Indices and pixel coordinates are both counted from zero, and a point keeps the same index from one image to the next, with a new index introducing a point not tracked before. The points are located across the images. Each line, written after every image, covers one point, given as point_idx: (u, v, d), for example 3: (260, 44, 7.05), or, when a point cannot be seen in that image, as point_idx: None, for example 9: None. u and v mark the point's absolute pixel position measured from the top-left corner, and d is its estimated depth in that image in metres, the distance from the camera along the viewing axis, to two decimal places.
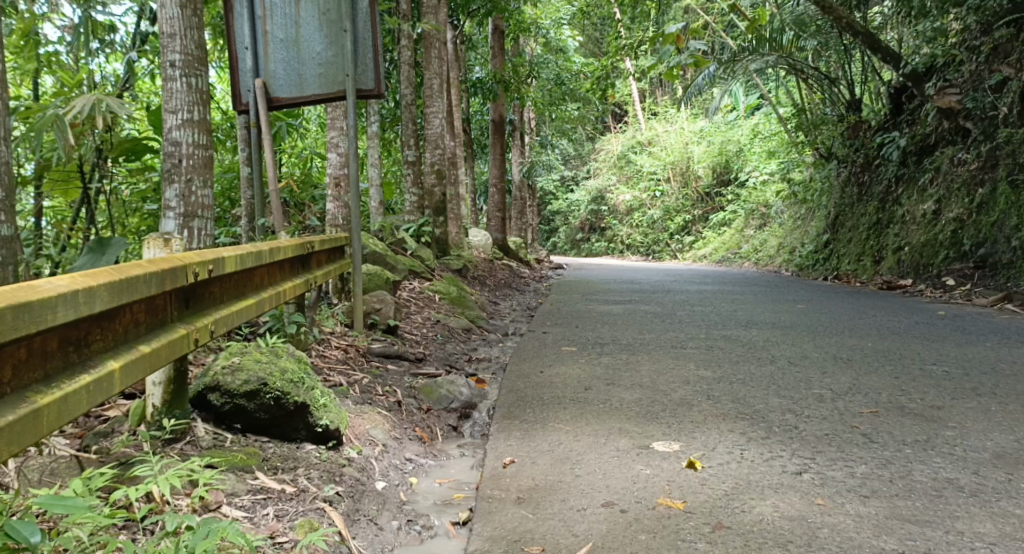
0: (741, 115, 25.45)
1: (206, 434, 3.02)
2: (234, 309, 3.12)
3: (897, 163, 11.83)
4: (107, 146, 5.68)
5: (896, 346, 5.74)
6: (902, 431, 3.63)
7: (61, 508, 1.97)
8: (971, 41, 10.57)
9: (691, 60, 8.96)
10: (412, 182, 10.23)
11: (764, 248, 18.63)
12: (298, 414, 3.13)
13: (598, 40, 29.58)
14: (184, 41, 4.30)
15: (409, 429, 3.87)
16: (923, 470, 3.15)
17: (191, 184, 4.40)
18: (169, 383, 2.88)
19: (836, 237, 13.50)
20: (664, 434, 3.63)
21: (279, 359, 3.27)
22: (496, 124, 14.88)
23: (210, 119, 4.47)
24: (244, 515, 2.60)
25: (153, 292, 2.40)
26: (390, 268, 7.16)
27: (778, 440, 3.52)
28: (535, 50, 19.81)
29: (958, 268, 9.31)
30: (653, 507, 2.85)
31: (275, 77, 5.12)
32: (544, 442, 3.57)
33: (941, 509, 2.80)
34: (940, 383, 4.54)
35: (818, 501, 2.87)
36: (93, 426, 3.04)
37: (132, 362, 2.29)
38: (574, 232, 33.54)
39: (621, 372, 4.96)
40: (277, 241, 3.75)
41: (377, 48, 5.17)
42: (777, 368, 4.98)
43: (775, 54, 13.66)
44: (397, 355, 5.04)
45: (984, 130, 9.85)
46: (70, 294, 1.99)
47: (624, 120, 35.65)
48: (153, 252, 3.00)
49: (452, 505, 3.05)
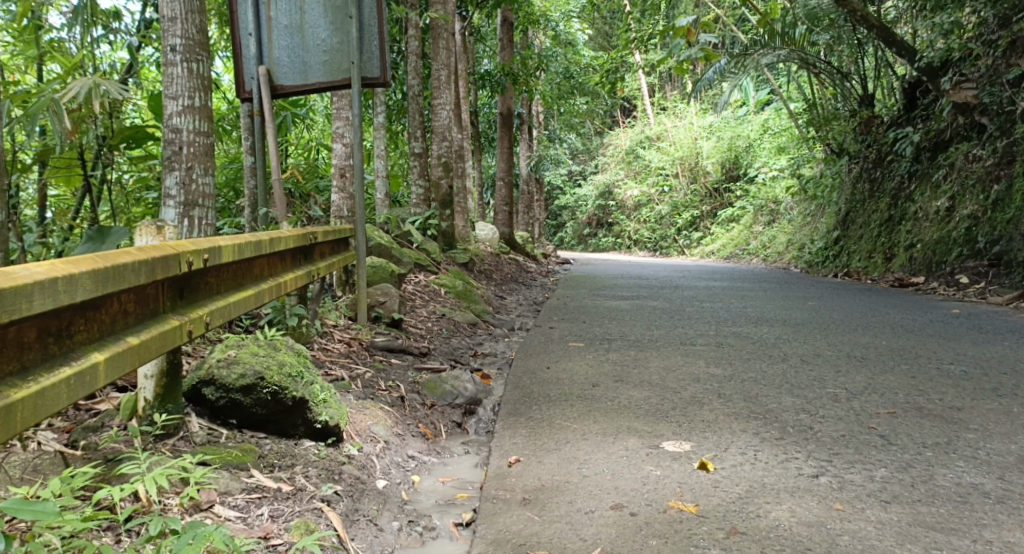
0: (752, 111, 25.28)
1: (201, 429, 2.92)
2: (231, 301, 3.01)
3: (911, 158, 11.67)
4: (109, 135, 5.59)
5: (911, 344, 5.61)
6: (921, 433, 3.51)
7: (29, 513, 1.87)
8: (987, 36, 10.40)
9: (702, 54, 8.81)
10: (418, 174, 10.03)
11: (773, 244, 18.45)
12: (296, 409, 3.02)
13: (608, 35, 29.45)
14: (185, 26, 4.20)
15: (412, 425, 3.76)
16: (946, 475, 3.03)
17: (192, 172, 4.29)
18: (162, 376, 2.78)
19: (846, 234, 13.34)
20: (675, 433, 3.52)
21: (278, 352, 3.17)
22: (504, 117, 14.81)
23: (212, 105, 4.36)
24: (236, 515, 2.49)
25: (142, 280, 2.29)
26: (395, 260, 7.05)
27: (793, 441, 3.40)
28: (544, 43, 19.67)
29: (972, 265, 9.15)
30: (664, 510, 2.74)
31: (279, 65, 5.02)
32: (551, 440, 3.46)
33: (966, 517, 2.68)
34: (958, 384, 4.41)
35: (836, 506, 2.76)
36: (83, 420, 2.93)
37: (118, 354, 2.19)
38: (581, 227, 33.39)
39: (629, 369, 4.84)
40: (278, 231, 3.63)
41: (383, 35, 5.07)
42: (789, 367, 4.85)
43: (787, 48, 13.44)
44: (401, 349, 4.94)
45: (1001, 125, 9.73)
46: (49, 282, 1.89)
47: (632, 115, 35.52)
48: (145, 240, 2.87)
49: (455, 505, 2.95)
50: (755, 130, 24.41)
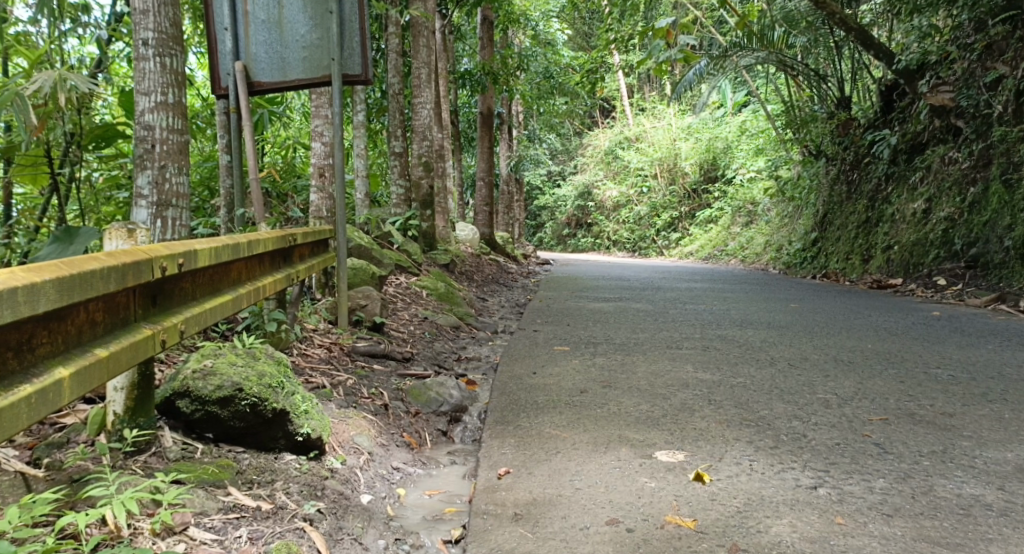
0: (730, 112, 25.34)
1: (175, 444, 2.77)
2: (207, 307, 2.86)
3: (888, 160, 11.64)
4: (79, 132, 5.39)
5: (897, 348, 5.54)
6: (916, 441, 3.43)
7: None
8: (964, 39, 10.44)
9: (682, 56, 8.70)
10: (399, 172, 9.87)
11: (750, 246, 18.44)
12: (276, 422, 2.89)
13: (587, 35, 29.38)
14: (157, 19, 4.03)
15: (396, 435, 3.64)
16: (946, 486, 2.94)
17: (165, 171, 4.13)
18: (133, 389, 2.62)
19: (824, 235, 13.34)
20: (667, 442, 3.41)
21: (257, 362, 3.04)
22: (485, 116, 14.65)
23: (186, 102, 4.20)
24: (212, 538, 2.36)
25: (112, 288, 2.15)
26: (376, 261, 6.92)
27: (787, 450, 3.30)
28: (523, 42, 19.54)
29: (950, 267, 9.12)
30: (662, 525, 2.63)
31: (257, 60, 4.87)
32: (541, 450, 3.34)
33: (971, 531, 2.60)
34: (947, 388, 4.34)
35: (838, 520, 2.67)
36: (47, 435, 2.79)
37: (86, 369, 2.05)
38: (561, 227, 33.29)
39: (617, 374, 4.74)
40: (256, 233, 3.48)
41: (365, 32, 4.86)
42: (777, 371, 4.76)
43: (765, 50, 13.42)
44: (382, 355, 4.81)
45: (976, 129, 9.70)
46: (8, 292, 1.75)
47: (612, 115, 35.50)
48: (115, 244, 2.66)
49: (444, 521, 2.83)
50: (734, 131, 24.43)
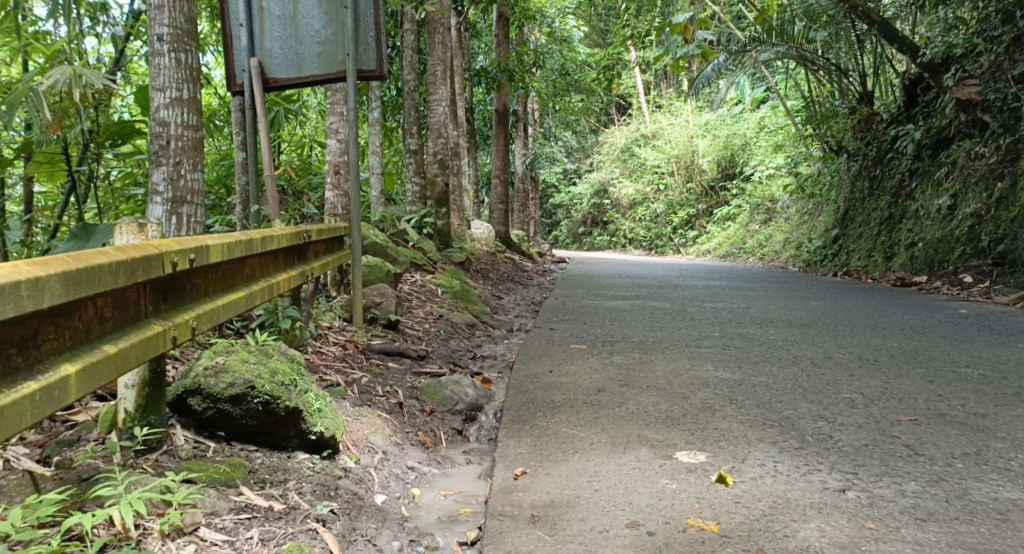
0: (748, 108, 25.18)
1: (186, 442, 2.73)
2: (220, 303, 2.81)
3: (911, 156, 11.50)
4: (96, 130, 5.36)
5: (924, 346, 5.44)
6: (948, 442, 3.34)
7: None
8: (989, 32, 10.20)
9: (700, 51, 8.60)
10: (414, 170, 9.82)
11: (769, 244, 18.26)
12: (288, 420, 2.84)
13: (603, 32, 29.27)
14: (172, 14, 3.99)
15: (411, 434, 3.59)
16: (981, 490, 2.85)
17: (180, 167, 4.10)
18: (145, 386, 2.58)
19: (845, 232, 13.17)
20: (688, 442, 3.34)
21: (270, 359, 3.00)
22: (500, 114, 14.58)
23: (201, 98, 4.16)
24: (223, 539, 2.32)
25: (121, 283, 2.10)
26: (391, 259, 6.88)
27: (813, 452, 3.22)
28: (539, 40, 19.47)
29: (976, 264, 8.97)
30: (684, 528, 2.57)
31: (271, 57, 4.79)
32: (558, 450, 3.28)
33: (1010, 537, 2.51)
34: (978, 388, 4.23)
35: (869, 525, 2.59)
36: (58, 433, 2.76)
37: (93, 366, 2.01)
38: (576, 225, 33.17)
39: (636, 373, 4.67)
40: (270, 230, 3.43)
41: (379, 28, 4.88)
42: (800, 370, 4.67)
43: (785, 44, 13.36)
44: (397, 353, 4.75)
45: (1003, 122, 9.52)
46: (11, 286, 1.71)
47: (627, 113, 35.37)
48: (125, 239, 2.62)
49: (459, 522, 2.77)
50: (752, 129, 24.26)
